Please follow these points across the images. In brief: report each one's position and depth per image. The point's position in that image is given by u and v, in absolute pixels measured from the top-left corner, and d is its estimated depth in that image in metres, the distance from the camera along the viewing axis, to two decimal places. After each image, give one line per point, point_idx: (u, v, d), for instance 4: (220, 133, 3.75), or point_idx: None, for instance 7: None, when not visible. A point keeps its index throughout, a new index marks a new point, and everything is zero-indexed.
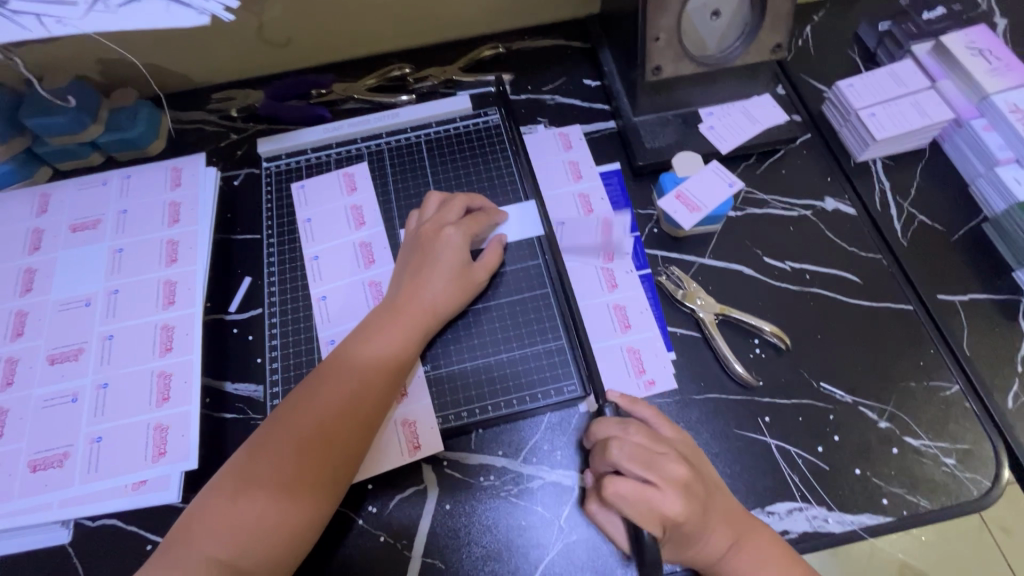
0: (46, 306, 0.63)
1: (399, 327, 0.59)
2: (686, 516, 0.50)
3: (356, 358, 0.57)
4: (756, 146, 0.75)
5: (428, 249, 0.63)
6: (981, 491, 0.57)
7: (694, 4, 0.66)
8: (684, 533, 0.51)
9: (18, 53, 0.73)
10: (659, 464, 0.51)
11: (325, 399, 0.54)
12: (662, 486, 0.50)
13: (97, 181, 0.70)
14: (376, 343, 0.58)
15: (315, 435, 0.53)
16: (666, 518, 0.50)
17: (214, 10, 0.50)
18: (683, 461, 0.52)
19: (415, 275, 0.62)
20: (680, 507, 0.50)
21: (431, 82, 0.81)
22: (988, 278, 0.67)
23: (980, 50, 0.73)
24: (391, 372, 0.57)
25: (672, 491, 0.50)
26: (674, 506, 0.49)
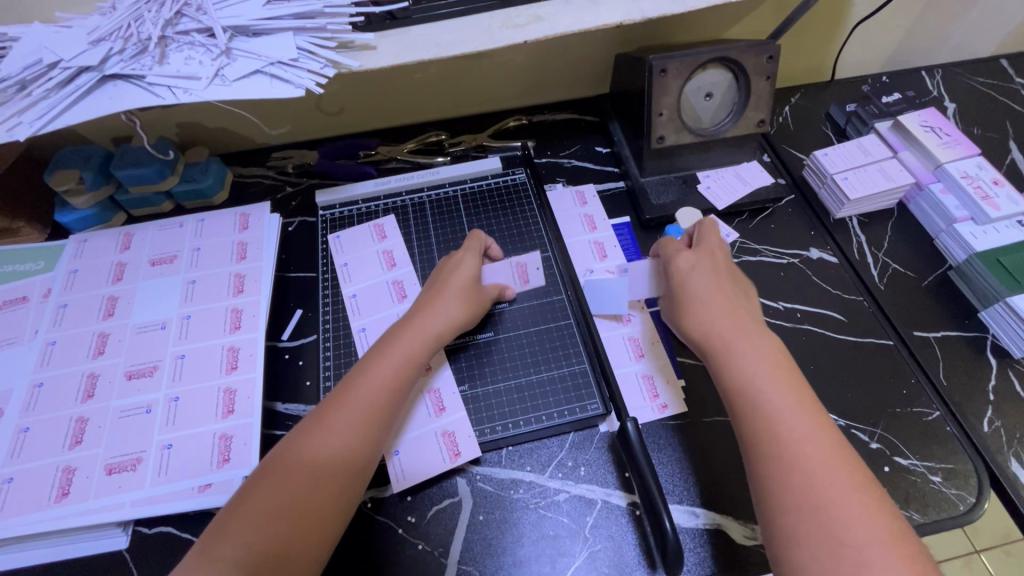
0: (125, 329, 0.70)
1: (352, 416, 0.57)
2: (707, 304, 0.63)
3: (379, 364, 0.61)
4: (748, 204, 0.86)
5: (391, 339, 0.64)
6: (967, 506, 0.63)
7: (691, 86, 0.80)
8: (708, 320, 0.62)
9: (137, 116, 0.87)
10: (717, 279, 0.65)
11: (269, 504, 0.51)
12: (697, 265, 0.67)
13: (175, 224, 0.81)
14: (331, 435, 0.56)
15: (262, 547, 0.49)
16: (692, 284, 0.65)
17: (307, 85, 0.63)
18: (706, 268, 0.66)
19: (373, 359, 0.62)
20: (702, 283, 0.65)
21: (464, 146, 0.94)
22: (958, 318, 0.76)
23: (931, 127, 0.86)
24: (348, 468, 0.55)
25: (696, 277, 0.66)
26: (697, 280, 0.65)
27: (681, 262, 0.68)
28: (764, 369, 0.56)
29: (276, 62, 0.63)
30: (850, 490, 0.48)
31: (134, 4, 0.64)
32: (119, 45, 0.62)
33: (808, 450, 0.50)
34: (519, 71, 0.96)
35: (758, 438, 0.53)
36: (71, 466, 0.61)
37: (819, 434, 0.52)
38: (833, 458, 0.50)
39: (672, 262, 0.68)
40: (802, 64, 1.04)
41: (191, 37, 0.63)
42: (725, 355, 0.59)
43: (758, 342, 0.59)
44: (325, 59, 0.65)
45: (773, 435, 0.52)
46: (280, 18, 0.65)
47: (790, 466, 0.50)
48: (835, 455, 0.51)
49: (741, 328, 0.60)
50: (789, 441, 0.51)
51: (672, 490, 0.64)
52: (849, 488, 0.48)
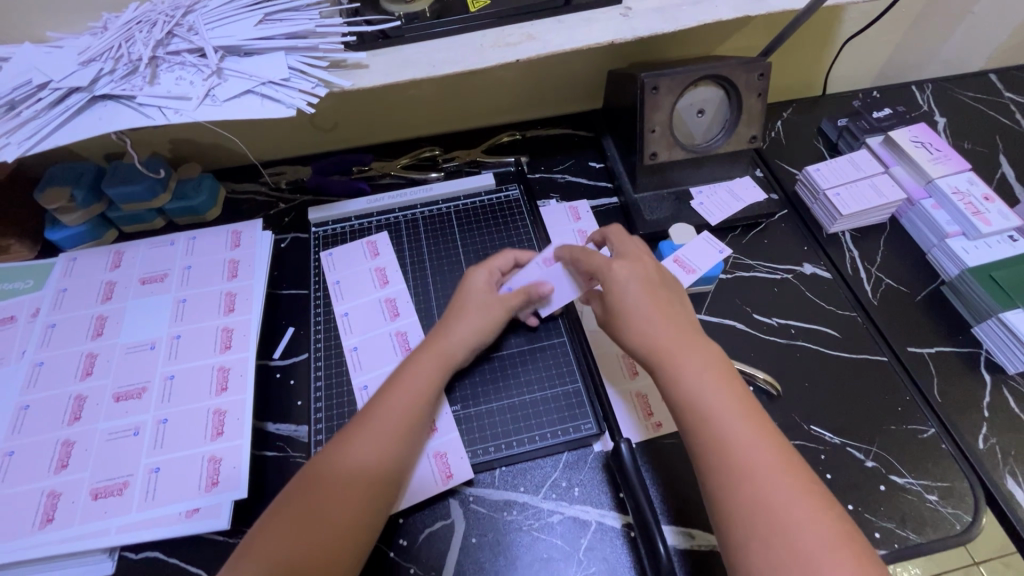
0: (114, 349, 0.70)
1: (380, 436, 0.58)
2: (644, 315, 0.59)
3: (404, 386, 0.62)
4: (741, 220, 0.86)
5: (418, 358, 0.65)
6: (964, 525, 0.62)
7: (683, 103, 0.80)
8: (650, 333, 0.58)
9: (127, 134, 0.86)
10: (652, 285, 0.61)
11: (303, 523, 0.52)
12: (631, 269, 0.62)
13: (166, 242, 0.80)
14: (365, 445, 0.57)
15: (299, 567, 0.50)
16: (627, 294, 0.60)
17: (299, 105, 0.63)
18: (634, 272, 0.62)
19: (400, 379, 0.63)
20: (635, 291, 0.60)
21: (457, 162, 0.94)
22: (952, 333, 0.76)
23: (922, 142, 0.87)
24: (378, 489, 0.56)
25: (627, 285, 0.61)
26: (625, 289, 0.61)
27: (617, 269, 0.62)
28: (708, 387, 0.54)
29: (267, 82, 0.63)
30: (806, 503, 0.47)
31: (126, 24, 0.65)
32: (110, 65, 0.62)
33: (761, 468, 0.49)
34: (513, 87, 0.96)
35: (714, 460, 0.51)
36: (56, 491, 0.60)
37: (765, 448, 0.51)
38: (787, 471, 0.49)
39: (607, 269, 0.62)
40: (792, 73, 1.05)
41: (182, 57, 0.63)
42: (669, 372, 0.56)
43: (701, 356, 0.56)
44: (316, 79, 0.65)
45: (725, 457, 0.50)
46: (272, 37, 0.65)
47: (743, 484, 0.49)
48: (787, 467, 0.50)
49: (682, 340, 0.58)
50: (745, 460, 0.50)
51: (668, 511, 0.63)
52: (805, 506, 0.48)
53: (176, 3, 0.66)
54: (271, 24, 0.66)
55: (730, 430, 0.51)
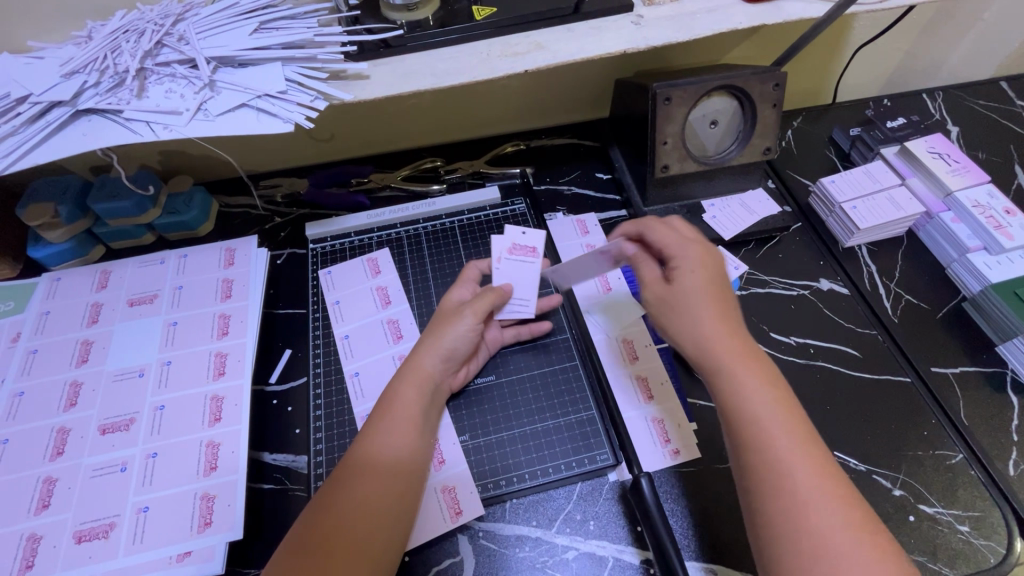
0: (100, 377, 0.66)
1: (374, 476, 0.56)
2: (701, 315, 0.54)
3: (388, 421, 0.59)
4: (755, 233, 0.84)
5: (396, 385, 0.62)
6: (998, 557, 0.59)
7: (695, 115, 0.77)
8: (701, 330, 0.53)
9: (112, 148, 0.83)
10: (714, 282, 0.56)
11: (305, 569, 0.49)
12: (698, 260, 0.58)
13: (156, 260, 0.76)
14: (393, 434, 0.58)
15: None
16: (688, 289, 0.56)
17: (297, 119, 0.60)
18: (697, 261, 0.57)
19: (386, 394, 0.61)
20: (693, 279, 0.56)
21: (460, 174, 0.90)
22: (976, 352, 0.73)
23: (940, 153, 0.84)
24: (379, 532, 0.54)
25: (685, 272, 0.57)
26: (681, 276, 0.57)
27: (683, 256, 0.58)
28: (765, 397, 0.49)
29: (263, 95, 0.60)
30: (856, 533, 0.43)
31: (112, 34, 0.61)
32: (94, 78, 0.58)
33: (813, 495, 0.45)
34: (517, 96, 0.93)
35: (761, 482, 0.47)
36: (36, 534, 0.56)
37: (816, 471, 0.46)
38: (835, 495, 0.45)
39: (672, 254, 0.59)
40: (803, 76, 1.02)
41: (172, 69, 0.60)
42: (722, 372, 0.51)
43: (756, 361, 0.52)
44: (315, 91, 0.62)
45: (775, 476, 0.46)
46: (268, 47, 0.62)
47: (789, 505, 0.45)
48: (842, 495, 0.45)
49: (741, 348, 0.53)
50: (797, 486, 0.45)
51: (690, 547, 0.60)
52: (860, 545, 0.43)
53: (166, 11, 0.63)
54: (266, 33, 0.62)
55: (785, 451, 0.47)
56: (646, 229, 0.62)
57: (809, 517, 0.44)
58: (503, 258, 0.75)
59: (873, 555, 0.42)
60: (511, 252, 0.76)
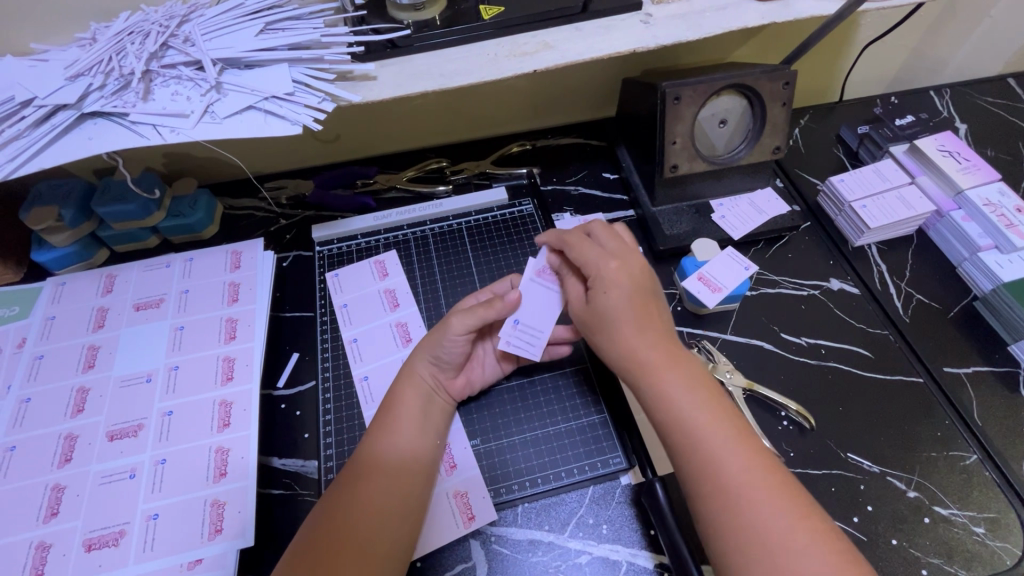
0: (107, 383, 0.65)
1: (379, 475, 0.57)
2: (626, 328, 0.57)
3: (390, 424, 0.60)
4: (764, 233, 0.83)
5: (396, 390, 0.63)
6: (1014, 559, 0.59)
7: (704, 114, 0.77)
8: (625, 344, 0.57)
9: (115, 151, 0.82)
10: (637, 291, 0.59)
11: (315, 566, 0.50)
12: (614, 271, 0.60)
13: (161, 264, 0.76)
14: (396, 432, 0.60)
15: None
16: (608, 304, 0.58)
17: (305, 121, 0.59)
18: (609, 272, 0.60)
19: (388, 398, 0.63)
20: (612, 293, 0.59)
21: (466, 174, 0.90)
22: (988, 352, 0.73)
23: (950, 151, 0.84)
24: (388, 530, 0.54)
25: (603, 286, 0.59)
26: (600, 290, 0.59)
27: (598, 267, 0.60)
28: (692, 401, 0.52)
29: (270, 97, 0.59)
30: (795, 521, 0.46)
31: (116, 35, 0.60)
32: (99, 80, 0.57)
33: (748, 490, 0.47)
34: (523, 95, 0.92)
35: (697, 481, 0.49)
36: (45, 542, 0.55)
37: (751, 467, 0.48)
38: (768, 485, 0.48)
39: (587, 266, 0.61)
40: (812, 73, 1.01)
41: (178, 71, 0.59)
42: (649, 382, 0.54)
43: (684, 368, 0.54)
44: (323, 93, 0.61)
45: (712, 476, 0.49)
46: (274, 49, 0.61)
47: (728, 502, 0.47)
48: (778, 485, 0.48)
49: (670, 354, 0.55)
50: (731, 483, 0.48)
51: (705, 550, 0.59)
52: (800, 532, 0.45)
53: (170, 12, 0.62)
54: (272, 34, 0.62)
55: (717, 450, 0.49)
56: (568, 243, 0.64)
57: (742, 509, 0.47)
58: (531, 280, 0.68)
59: (811, 539, 0.45)
60: (541, 273, 0.68)
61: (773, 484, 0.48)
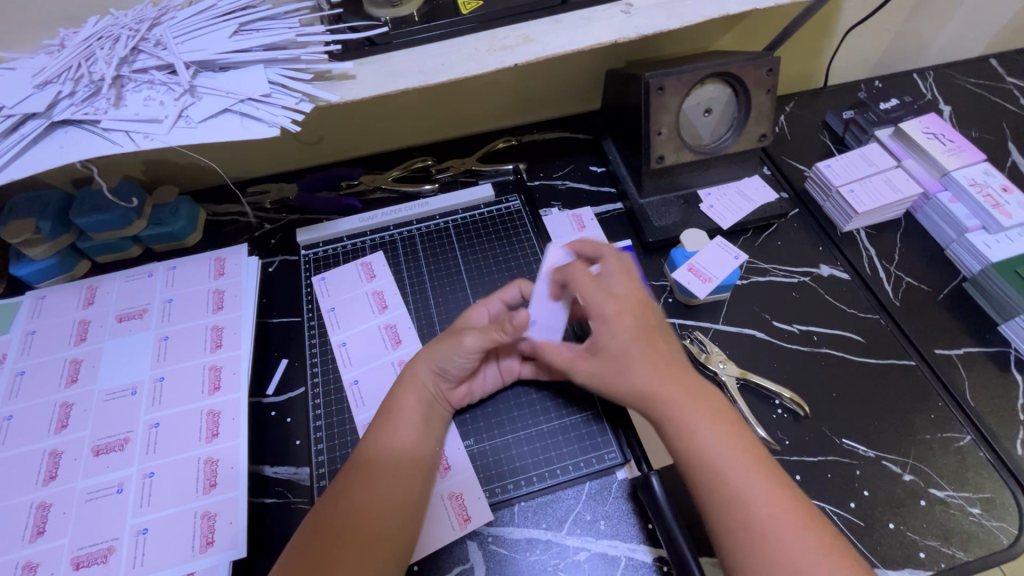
0: (91, 397, 0.64)
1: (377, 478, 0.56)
2: (642, 366, 0.55)
3: (392, 427, 0.59)
4: (753, 222, 0.83)
5: (396, 394, 0.62)
6: (1010, 538, 0.59)
7: (689, 103, 0.76)
8: (641, 383, 0.55)
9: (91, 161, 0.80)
10: (646, 331, 0.57)
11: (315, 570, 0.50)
12: (619, 312, 0.58)
13: (143, 273, 0.74)
14: (395, 434, 0.59)
15: None
16: (619, 346, 0.56)
17: (282, 123, 0.58)
18: (613, 312, 0.57)
19: (387, 404, 0.61)
20: (619, 335, 0.57)
21: (452, 172, 0.89)
22: (979, 333, 0.73)
23: (935, 133, 0.83)
24: (385, 532, 0.53)
25: (611, 327, 0.57)
26: (604, 333, 0.57)
27: (605, 309, 0.58)
28: (719, 440, 0.51)
29: (246, 99, 0.58)
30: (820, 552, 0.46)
31: (85, 41, 0.59)
32: (69, 87, 0.56)
33: (777, 525, 0.47)
34: (506, 90, 0.91)
35: (724, 519, 0.49)
36: (32, 562, 0.54)
37: (778, 501, 0.48)
38: (796, 518, 0.48)
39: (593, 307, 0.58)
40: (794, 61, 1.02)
41: (150, 75, 0.58)
42: (672, 422, 0.53)
43: (706, 404, 0.53)
44: (301, 94, 0.60)
45: (740, 515, 0.48)
46: (249, 50, 0.60)
47: (759, 541, 0.47)
48: (807, 520, 0.48)
49: (688, 390, 0.54)
50: (762, 526, 0.47)
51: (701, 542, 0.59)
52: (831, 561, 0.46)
53: (140, 16, 0.61)
54: (247, 34, 0.60)
55: (743, 486, 0.49)
56: (569, 279, 0.60)
57: (771, 546, 0.46)
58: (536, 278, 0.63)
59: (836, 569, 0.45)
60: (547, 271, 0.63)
61: (797, 515, 0.48)
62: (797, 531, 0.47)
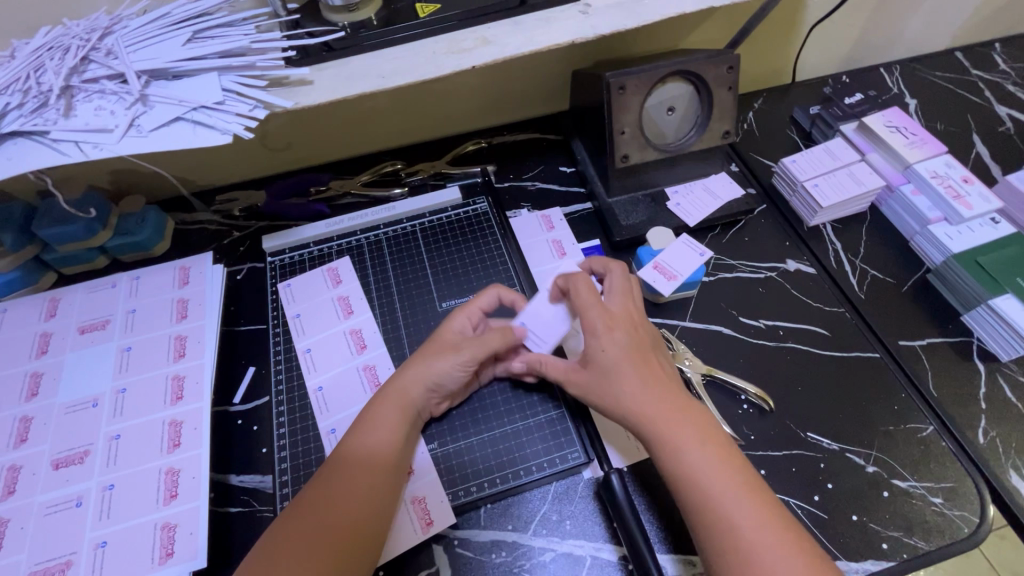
0: (51, 410, 0.63)
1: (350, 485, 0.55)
2: (631, 385, 0.55)
3: (370, 433, 0.58)
4: (720, 219, 0.83)
5: (377, 402, 0.61)
6: (971, 527, 0.60)
7: (652, 102, 0.76)
8: (631, 402, 0.55)
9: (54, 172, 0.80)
10: (637, 348, 0.57)
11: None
12: (610, 330, 0.58)
13: (107, 284, 0.74)
14: (373, 440, 0.58)
15: None
16: (609, 363, 0.57)
17: (235, 130, 0.58)
18: (603, 331, 0.58)
19: (367, 411, 0.60)
20: (608, 353, 0.57)
21: (421, 176, 0.88)
22: (942, 323, 0.73)
23: (897, 127, 0.84)
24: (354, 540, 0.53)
25: (601, 344, 0.57)
26: (596, 350, 0.57)
27: (594, 329, 0.58)
28: (709, 462, 0.51)
29: (198, 107, 0.58)
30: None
31: (35, 51, 0.58)
32: (17, 99, 0.55)
33: (766, 550, 0.46)
34: (474, 93, 0.92)
35: (714, 540, 0.48)
36: None
37: (766, 525, 0.48)
38: (785, 541, 0.47)
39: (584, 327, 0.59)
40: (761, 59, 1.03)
41: (100, 85, 0.57)
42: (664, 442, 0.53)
43: (696, 424, 0.53)
44: (254, 100, 0.60)
45: (729, 538, 0.48)
46: (203, 57, 0.60)
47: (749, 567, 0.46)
48: (796, 544, 0.47)
49: (679, 409, 0.54)
50: (751, 551, 0.47)
51: (664, 540, 0.59)
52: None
53: (92, 26, 0.60)
54: (200, 42, 0.60)
55: (722, 505, 0.49)
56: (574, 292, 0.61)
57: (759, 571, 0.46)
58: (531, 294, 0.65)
59: None
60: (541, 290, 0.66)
61: (784, 536, 0.47)
62: (787, 553, 0.46)
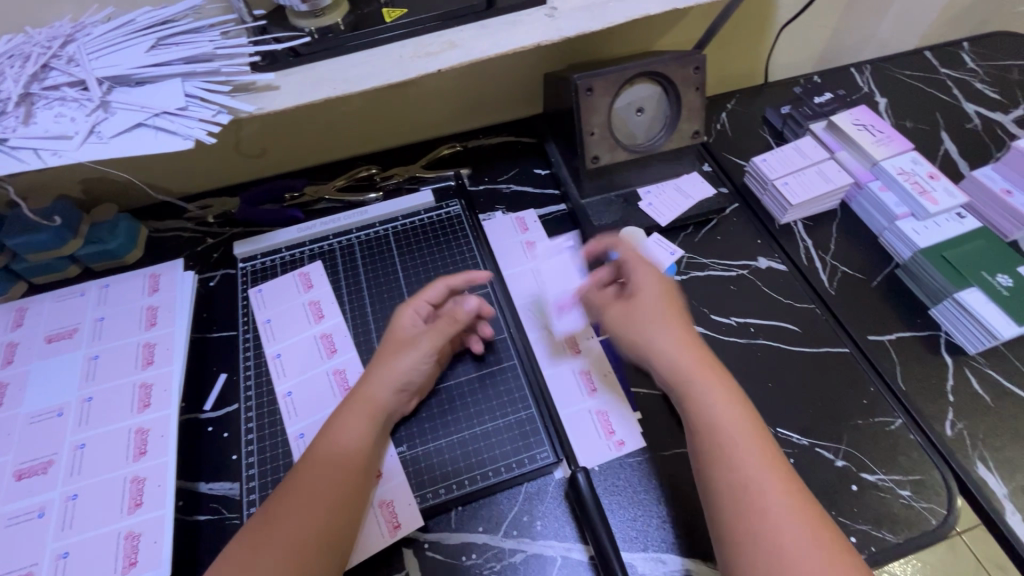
0: (15, 421, 0.63)
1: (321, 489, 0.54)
2: (669, 330, 0.59)
3: (340, 438, 0.58)
4: (692, 218, 0.84)
5: (345, 408, 0.60)
6: (939, 518, 0.60)
7: (621, 103, 0.77)
8: (662, 346, 0.58)
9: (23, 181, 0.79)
10: (671, 305, 0.62)
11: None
12: (656, 286, 0.63)
13: (76, 293, 0.73)
14: (343, 445, 0.57)
15: None
16: (651, 308, 0.61)
17: (198, 135, 0.58)
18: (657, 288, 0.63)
19: (335, 417, 0.60)
20: (650, 301, 0.62)
21: (397, 180, 0.88)
22: (911, 318, 0.74)
23: (865, 125, 0.85)
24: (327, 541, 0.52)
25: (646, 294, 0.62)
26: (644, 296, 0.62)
27: (643, 282, 0.63)
28: (728, 411, 0.53)
29: (160, 113, 0.58)
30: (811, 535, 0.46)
31: None
32: None
33: (777, 500, 0.48)
34: (448, 97, 0.92)
35: (726, 488, 0.50)
36: None
37: (776, 480, 0.49)
38: (793, 498, 0.48)
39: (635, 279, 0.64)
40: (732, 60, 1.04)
41: (61, 92, 0.57)
42: (690, 388, 0.56)
43: (723, 381, 0.56)
44: (218, 105, 0.60)
45: (742, 485, 0.49)
46: (166, 63, 0.60)
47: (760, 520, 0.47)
48: (804, 502, 0.48)
49: (704, 364, 0.57)
50: (761, 501, 0.48)
51: (630, 540, 0.59)
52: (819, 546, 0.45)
53: (54, 33, 0.60)
54: (164, 48, 0.60)
55: (737, 451, 0.51)
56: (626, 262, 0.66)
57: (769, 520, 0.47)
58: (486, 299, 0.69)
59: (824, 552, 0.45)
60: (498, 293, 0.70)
61: (794, 493, 0.48)
62: (795, 506, 0.47)
